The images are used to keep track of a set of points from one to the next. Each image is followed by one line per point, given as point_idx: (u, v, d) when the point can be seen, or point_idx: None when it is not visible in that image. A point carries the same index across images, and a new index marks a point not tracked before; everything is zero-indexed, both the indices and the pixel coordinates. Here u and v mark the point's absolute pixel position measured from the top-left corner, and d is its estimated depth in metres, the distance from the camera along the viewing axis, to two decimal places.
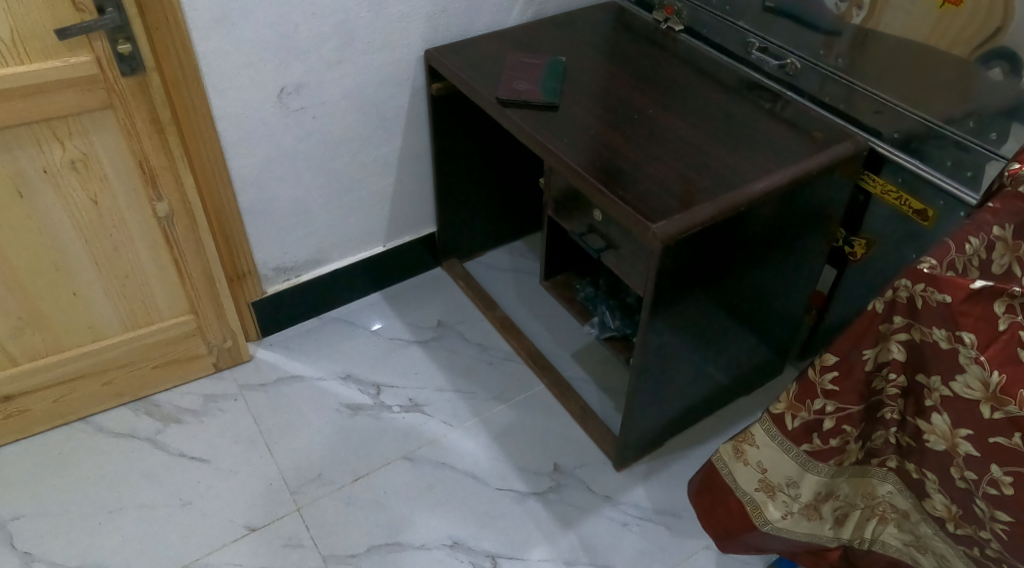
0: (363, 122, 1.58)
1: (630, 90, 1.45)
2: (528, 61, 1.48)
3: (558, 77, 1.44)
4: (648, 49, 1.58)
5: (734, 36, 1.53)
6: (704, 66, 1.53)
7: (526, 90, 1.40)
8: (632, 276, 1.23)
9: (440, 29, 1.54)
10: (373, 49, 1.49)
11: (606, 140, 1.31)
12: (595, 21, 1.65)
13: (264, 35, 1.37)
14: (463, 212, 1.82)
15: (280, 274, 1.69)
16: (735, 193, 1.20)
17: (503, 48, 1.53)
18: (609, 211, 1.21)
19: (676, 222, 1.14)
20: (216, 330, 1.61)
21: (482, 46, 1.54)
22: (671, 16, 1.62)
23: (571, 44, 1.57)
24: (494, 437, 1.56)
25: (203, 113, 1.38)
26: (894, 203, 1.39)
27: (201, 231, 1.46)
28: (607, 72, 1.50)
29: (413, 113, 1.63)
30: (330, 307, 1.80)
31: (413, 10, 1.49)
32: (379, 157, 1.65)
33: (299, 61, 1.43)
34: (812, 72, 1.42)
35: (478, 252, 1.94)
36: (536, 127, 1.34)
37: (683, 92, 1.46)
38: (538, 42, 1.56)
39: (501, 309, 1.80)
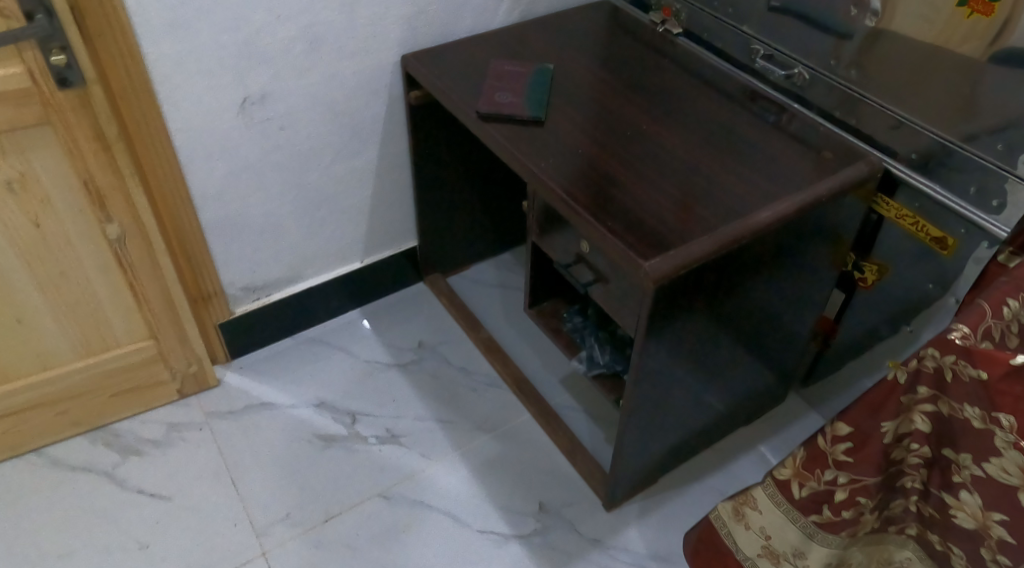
0: (336, 134, 1.46)
1: (624, 104, 1.33)
2: (512, 69, 1.36)
3: (545, 88, 1.32)
4: (643, 55, 1.46)
5: (736, 41, 1.41)
6: (704, 76, 1.41)
7: (508, 103, 1.27)
8: (623, 313, 1.12)
9: (418, 33, 1.42)
10: (345, 55, 1.37)
11: (596, 160, 1.20)
12: (587, 24, 1.53)
13: (223, 41, 1.24)
14: (446, 225, 1.71)
15: (249, 293, 1.57)
16: (737, 223, 1.09)
17: (487, 54, 1.41)
18: (597, 242, 1.10)
19: (671, 259, 1.03)
20: (179, 356, 1.50)
21: (463, 52, 1.41)
22: (667, 18, 1.50)
23: (560, 50, 1.45)
24: (477, 472, 1.45)
25: (157, 126, 1.26)
26: (909, 228, 1.28)
27: (158, 253, 1.35)
28: (598, 81, 1.37)
29: (391, 123, 1.51)
30: (305, 327, 1.69)
31: (389, 13, 1.36)
32: (354, 169, 1.52)
33: (264, 67, 1.30)
34: (822, 84, 1.30)
35: (465, 265, 1.82)
36: (520, 146, 1.22)
37: (681, 106, 1.34)
38: (525, 48, 1.44)
39: (486, 329, 1.69)
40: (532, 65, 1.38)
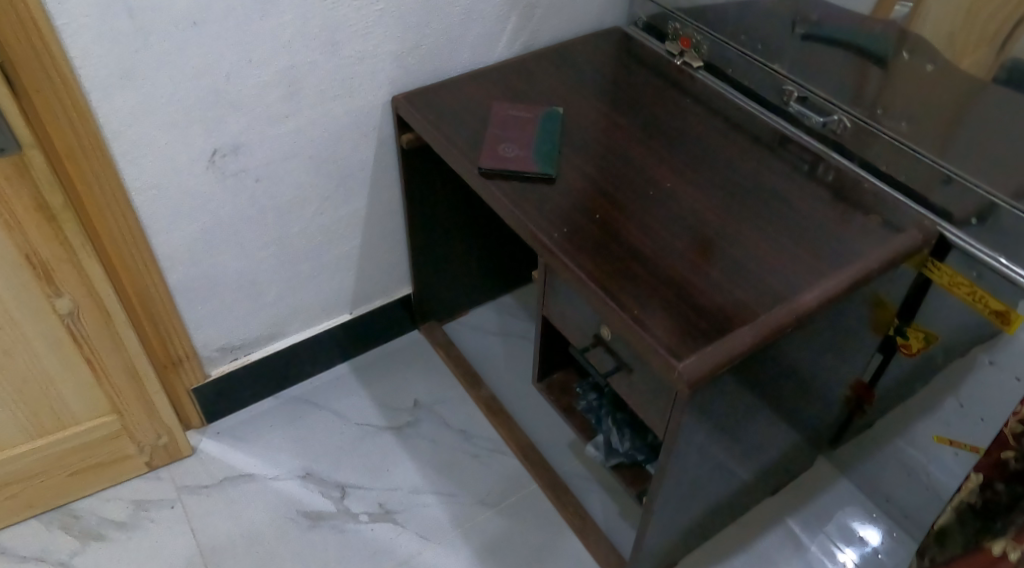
0: (318, 183, 1.31)
1: (644, 153, 1.17)
2: (517, 114, 1.20)
3: (555, 135, 1.16)
4: (662, 93, 1.31)
5: (766, 79, 1.25)
6: (730, 118, 1.26)
7: (515, 158, 1.12)
8: (650, 409, 0.98)
9: (410, 70, 1.26)
10: (327, 98, 1.22)
11: (614, 226, 1.05)
12: (596, 56, 1.38)
13: (188, 88, 1.09)
14: (442, 272, 1.57)
15: (227, 353, 1.42)
16: (782, 307, 0.95)
17: (487, 95, 1.26)
18: (620, 331, 0.96)
19: (707, 358, 0.89)
20: (147, 428, 1.36)
21: (461, 91, 1.27)
22: (687, 50, 1.35)
23: (569, 87, 1.29)
24: (478, 554, 1.32)
25: (112, 188, 1.12)
26: (965, 298, 1.13)
27: (118, 325, 1.21)
28: (612, 126, 1.22)
29: (380, 167, 1.36)
30: (289, 385, 1.54)
31: (377, 51, 1.21)
32: (340, 218, 1.37)
33: (235, 117, 1.16)
34: (863, 133, 1.15)
35: (462, 310, 1.68)
36: (528, 209, 1.07)
37: (707, 157, 1.18)
38: (529, 86, 1.29)
39: (487, 386, 1.54)
40: (540, 107, 1.22)
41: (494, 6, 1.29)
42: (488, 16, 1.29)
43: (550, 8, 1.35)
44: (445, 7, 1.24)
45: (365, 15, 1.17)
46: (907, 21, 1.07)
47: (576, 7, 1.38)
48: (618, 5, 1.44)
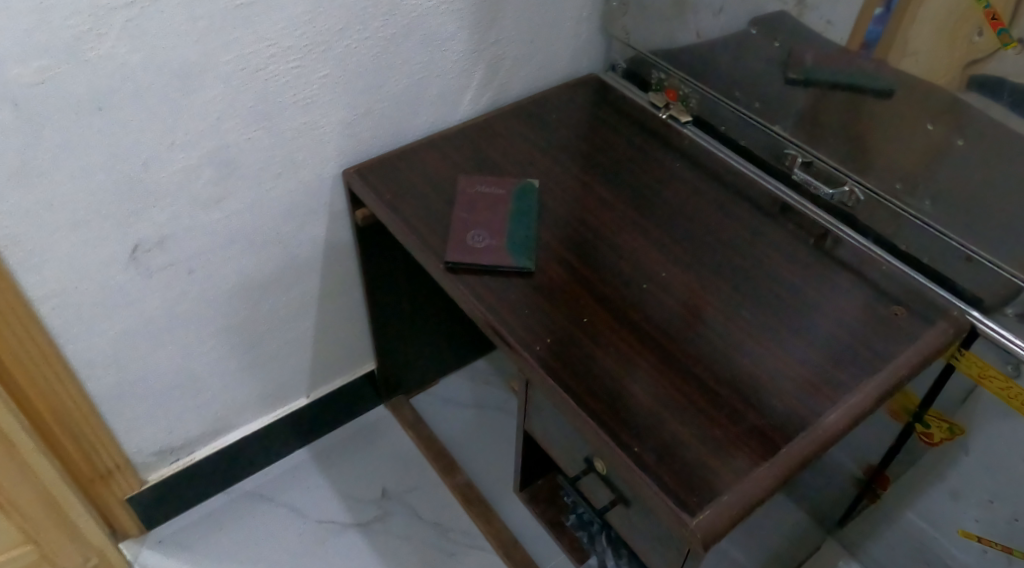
0: (263, 268, 1.15)
1: (633, 234, 1.03)
2: (487, 190, 1.05)
3: (531, 217, 1.02)
4: (648, 153, 1.16)
5: (767, 141, 1.12)
6: (725, 185, 1.12)
7: (487, 249, 0.97)
8: (655, 553, 0.84)
9: (363, 138, 1.11)
10: (268, 177, 1.06)
11: (605, 334, 0.91)
12: (572, 111, 1.23)
13: (97, 181, 0.93)
14: (410, 345, 1.42)
15: (166, 455, 1.26)
16: (805, 435, 0.82)
17: (452, 165, 1.11)
18: (617, 469, 0.82)
19: (725, 509, 0.76)
20: (71, 552, 1.19)
21: (422, 161, 1.12)
22: (675, 103, 1.22)
23: (544, 151, 1.15)
24: None
25: (12, 302, 0.95)
26: (1000, 393, 0.99)
27: (27, 452, 1.04)
28: (594, 200, 1.07)
29: (333, 244, 1.20)
30: (241, 479, 1.39)
31: (324, 121, 1.06)
32: (289, 301, 1.22)
33: (158, 207, 0.99)
34: (878, 207, 1.03)
35: (432, 380, 1.54)
36: (505, 313, 0.92)
37: (703, 235, 1.05)
38: (499, 152, 1.14)
39: (463, 470, 1.40)
40: (514, 179, 1.07)
41: (457, 63, 1.14)
42: (450, 73, 1.14)
43: (519, 59, 1.21)
44: (402, 68, 1.09)
45: (307, 84, 1.01)
46: (880, 51, 0.96)
47: (547, 56, 1.24)
48: (594, 50, 1.30)
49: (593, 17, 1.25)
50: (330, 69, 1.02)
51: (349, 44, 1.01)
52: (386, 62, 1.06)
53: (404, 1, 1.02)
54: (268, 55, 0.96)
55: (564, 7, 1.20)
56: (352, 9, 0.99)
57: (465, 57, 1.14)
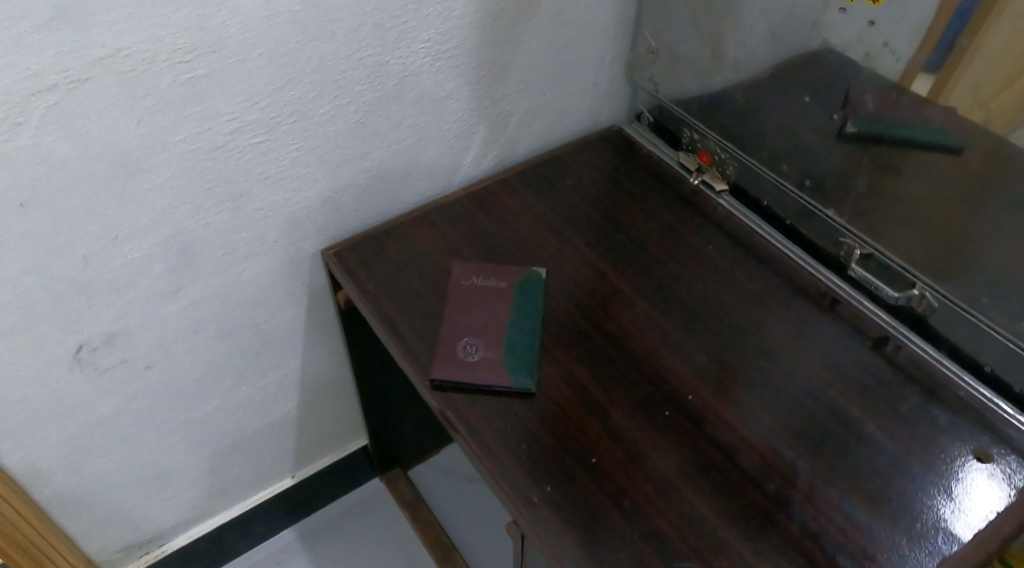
0: (234, 356, 1.03)
1: (655, 341, 0.87)
2: (483, 284, 0.90)
3: (535, 320, 0.87)
4: (676, 230, 1.00)
5: (818, 223, 0.95)
6: (765, 274, 0.95)
7: (480, 365, 0.82)
8: None
9: (346, 213, 0.97)
10: (233, 261, 0.93)
11: (617, 481, 0.76)
12: (589, 175, 1.07)
13: (30, 285, 0.82)
14: (406, 420, 1.29)
15: (133, 550, 1.16)
16: None
17: (445, 247, 0.95)
18: None
19: None
20: None
21: (412, 240, 0.97)
22: (709, 167, 1.05)
23: (553, 228, 0.99)
24: None
25: None
26: None
27: None
28: (611, 294, 0.91)
29: (315, 323, 1.07)
30: (222, 562, 1.28)
31: (299, 199, 0.92)
32: (266, 387, 1.10)
33: (103, 306, 0.88)
34: (951, 317, 0.85)
35: (433, 450, 1.41)
36: (498, 448, 0.77)
37: (737, 343, 0.87)
38: (502, 230, 0.98)
39: (462, 560, 1.28)
40: (520, 269, 0.92)
41: (456, 125, 0.98)
42: (448, 137, 0.99)
43: (529, 115, 1.04)
44: (391, 134, 0.94)
45: (276, 160, 0.87)
46: (932, 93, 0.79)
47: (561, 110, 1.08)
48: (616, 99, 1.13)
49: (616, 63, 1.08)
50: (303, 140, 0.88)
51: (326, 113, 0.87)
52: (372, 130, 0.92)
53: (391, 62, 0.88)
54: (229, 131, 0.83)
55: (581, 56, 1.04)
56: (326, 75, 0.84)
57: (466, 118, 0.99)
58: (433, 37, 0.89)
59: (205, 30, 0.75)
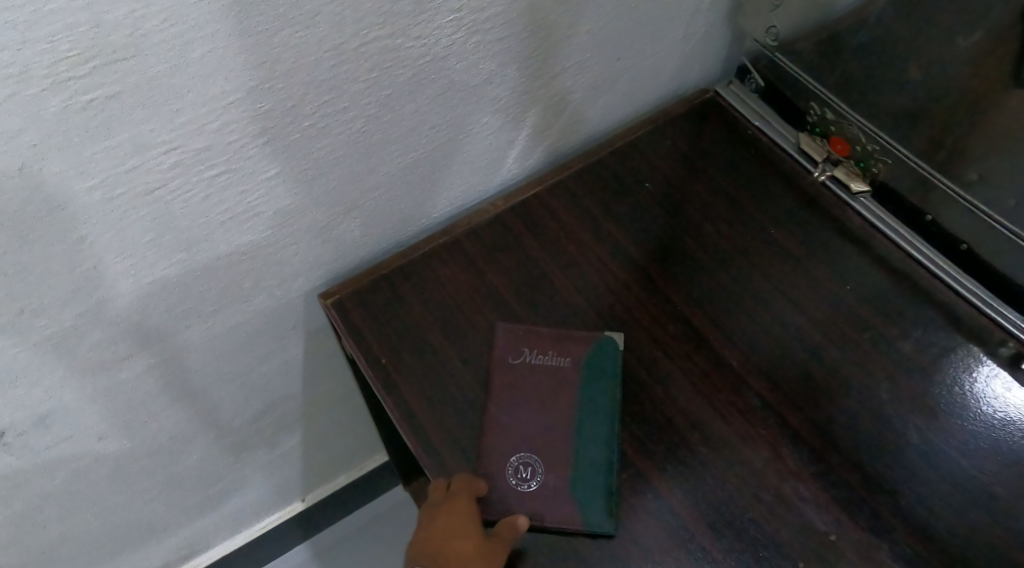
0: (216, 404, 0.81)
1: (778, 445, 0.63)
2: (540, 364, 0.67)
3: (614, 424, 0.64)
4: (799, 258, 0.73)
5: (1015, 252, 0.68)
6: (929, 328, 0.68)
7: (540, 498, 0.62)
8: None
9: (349, 242, 0.71)
10: (199, 313, 0.69)
11: None
12: (674, 167, 0.79)
13: None
14: None
15: None
16: None
17: (481, 296, 0.71)
18: None
19: None
20: None
21: (437, 282, 0.72)
22: (845, 160, 0.77)
23: (627, 259, 0.73)
24: None
25: None
26: None
27: None
28: (714, 370, 0.67)
29: (317, 359, 0.84)
30: None
31: (282, 235, 0.66)
32: (260, 427, 0.89)
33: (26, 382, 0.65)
34: None
35: None
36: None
37: (894, 444, 0.63)
38: (558, 264, 0.73)
39: None
40: (587, 336, 0.68)
41: (499, 116, 0.70)
42: (486, 131, 0.71)
43: (595, 88, 0.76)
44: (409, 139, 0.66)
45: (244, 194, 0.61)
46: None
47: (639, 75, 0.78)
48: (711, 53, 0.83)
49: (718, 8, 0.78)
50: (280, 165, 0.61)
51: (312, 125, 0.59)
52: (380, 138, 0.64)
53: (406, 44, 0.59)
54: (168, 165, 0.56)
55: (675, 4, 0.73)
56: (309, 75, 0.56)
57: (512, 105, 0.70)
58: (467, 3, 0.59)
59: (103, 28, 0.47)
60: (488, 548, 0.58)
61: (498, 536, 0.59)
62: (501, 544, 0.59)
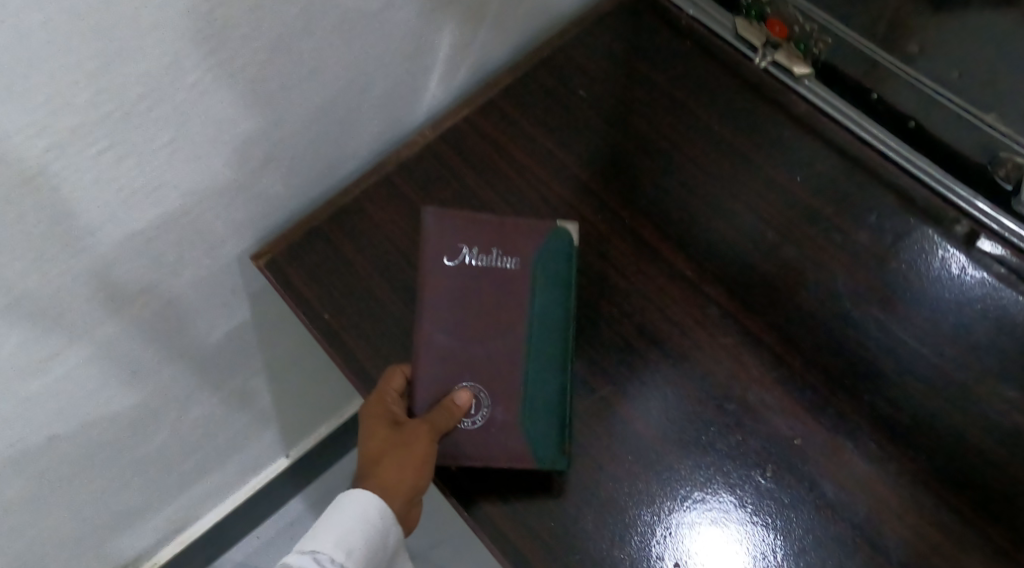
0: (171, 382, 0.76)
1: (740, 353, 0.62)
2: (484, 268, 0.61)
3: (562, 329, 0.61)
4: (745, 153, 0.70)
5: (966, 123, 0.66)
6: (884, 213, 0.66)
7: (490, 437, 0.59)
8: None
9: (272, 196, 0.67)
10: (125, 295, 0.64)
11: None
12: (607, 72, 0.75)
13: None
14: None
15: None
16: None
17: (420, 234, 0.68)
18: None
19: None
20: None
21: (373, 225, 0.69)
22: (785, 43, 0.72)
23: (571, 178, 0.70)
24: None
25: None
26: None
27: None
28: (670, 283, 0.65)
29: (265, 320, 0.80)
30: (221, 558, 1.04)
31: (194, 201, 0.62)
32: (226, 396, 0.84)
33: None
34: None
35: None
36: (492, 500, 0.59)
37: (853, 338, 0.62)
38: (497, 192, 0.69)
39: None
40: (537, 226, 0.62)
41: (411, 42, 0.65)
42: (400, 60, 0.66)
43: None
44: (314, 80, 0.61)
45: (140, 164, 0.56)
46: None
47: None
48: None
49: None
50: (173, 129, 0.56)
51: (198, 80, 0.54)
52: (279, 82, 0.59)
53: None
54: (45, 149, 0.50)
55: None
56: (180, 25, 0.51)
57: (423, 27, 0.65)
58: None
59: None
60: (420, 441, 0.57)
61: (429, 423, 0.58)
62: (435, 431, 0.58)
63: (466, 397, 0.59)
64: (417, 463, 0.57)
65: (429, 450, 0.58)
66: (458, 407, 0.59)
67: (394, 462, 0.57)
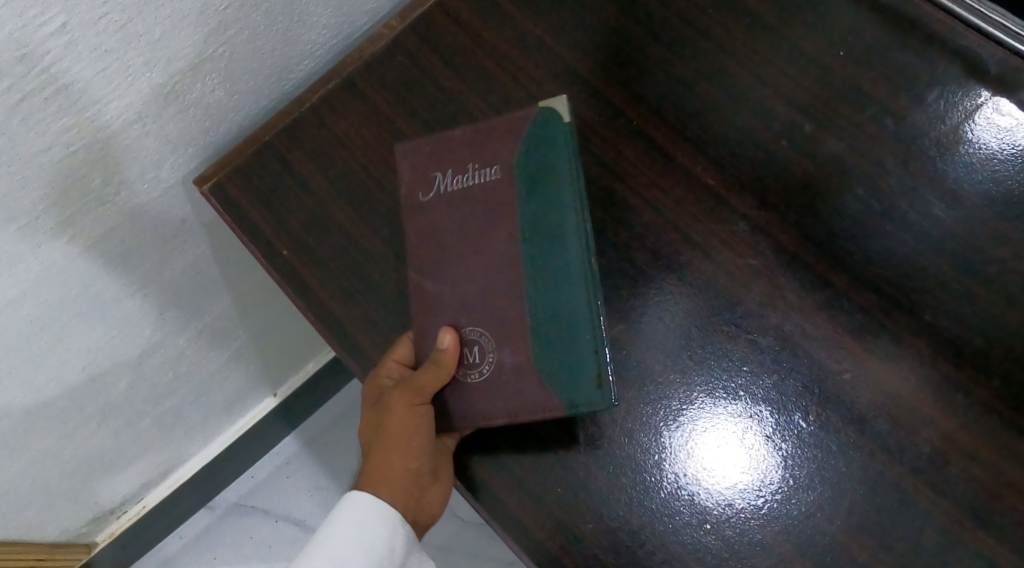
0: (127, 326, 0.67)
1: (771, 270, 0.52)
2: (465, 190, 0.54)
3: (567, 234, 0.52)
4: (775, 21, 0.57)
5: None
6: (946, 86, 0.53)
7: (498, 378, 0.52)
8: None
9: (211, 107, 0.56)
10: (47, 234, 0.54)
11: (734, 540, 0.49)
12: None
13: None
14: None
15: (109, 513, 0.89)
16: None
17: (391, 152, 0.58)
18: None
19: None
20: None
21: (335, 145, 0.59)
22: None
23: (567, 73, 0.58)
24: None
25: None
26: None
27: None
28: (687, 198, 0.54)
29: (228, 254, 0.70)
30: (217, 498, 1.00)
31: (113, 114, 0.51)
32: (194, 334, 0.76)
33: None
34: None
35: None
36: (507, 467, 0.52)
37: (913, 248, 0.51)
38: (479, 93, 0.59)
39: None
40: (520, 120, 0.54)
41: None
42: None
43: None
44: None
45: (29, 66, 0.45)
46: None
47: None
48: None
49: None
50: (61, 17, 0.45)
51: None
52: None
53: None
54: None
55: None
56: None
57: None
58: None
59: None
60: (396, 410, 0.52)
61: (407, 385, 0.52)
62: (416, 392, 0.52)
63: (452, 339, 0.52)
64: (399, 437, 0.52)
65: (413, 419, 0.52)
66: (442, 357, 0.52)
67: (379, 445, 0.53)
